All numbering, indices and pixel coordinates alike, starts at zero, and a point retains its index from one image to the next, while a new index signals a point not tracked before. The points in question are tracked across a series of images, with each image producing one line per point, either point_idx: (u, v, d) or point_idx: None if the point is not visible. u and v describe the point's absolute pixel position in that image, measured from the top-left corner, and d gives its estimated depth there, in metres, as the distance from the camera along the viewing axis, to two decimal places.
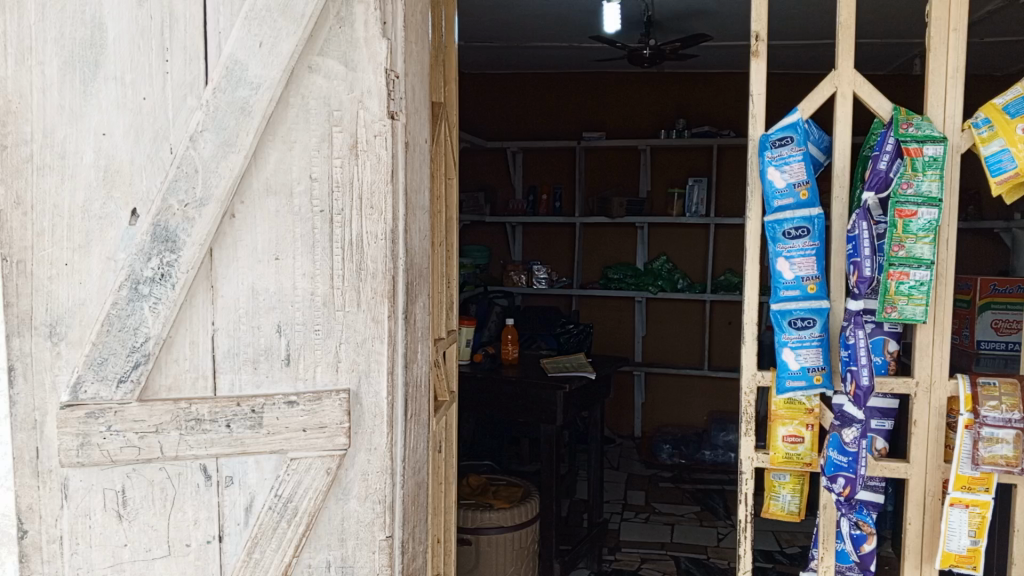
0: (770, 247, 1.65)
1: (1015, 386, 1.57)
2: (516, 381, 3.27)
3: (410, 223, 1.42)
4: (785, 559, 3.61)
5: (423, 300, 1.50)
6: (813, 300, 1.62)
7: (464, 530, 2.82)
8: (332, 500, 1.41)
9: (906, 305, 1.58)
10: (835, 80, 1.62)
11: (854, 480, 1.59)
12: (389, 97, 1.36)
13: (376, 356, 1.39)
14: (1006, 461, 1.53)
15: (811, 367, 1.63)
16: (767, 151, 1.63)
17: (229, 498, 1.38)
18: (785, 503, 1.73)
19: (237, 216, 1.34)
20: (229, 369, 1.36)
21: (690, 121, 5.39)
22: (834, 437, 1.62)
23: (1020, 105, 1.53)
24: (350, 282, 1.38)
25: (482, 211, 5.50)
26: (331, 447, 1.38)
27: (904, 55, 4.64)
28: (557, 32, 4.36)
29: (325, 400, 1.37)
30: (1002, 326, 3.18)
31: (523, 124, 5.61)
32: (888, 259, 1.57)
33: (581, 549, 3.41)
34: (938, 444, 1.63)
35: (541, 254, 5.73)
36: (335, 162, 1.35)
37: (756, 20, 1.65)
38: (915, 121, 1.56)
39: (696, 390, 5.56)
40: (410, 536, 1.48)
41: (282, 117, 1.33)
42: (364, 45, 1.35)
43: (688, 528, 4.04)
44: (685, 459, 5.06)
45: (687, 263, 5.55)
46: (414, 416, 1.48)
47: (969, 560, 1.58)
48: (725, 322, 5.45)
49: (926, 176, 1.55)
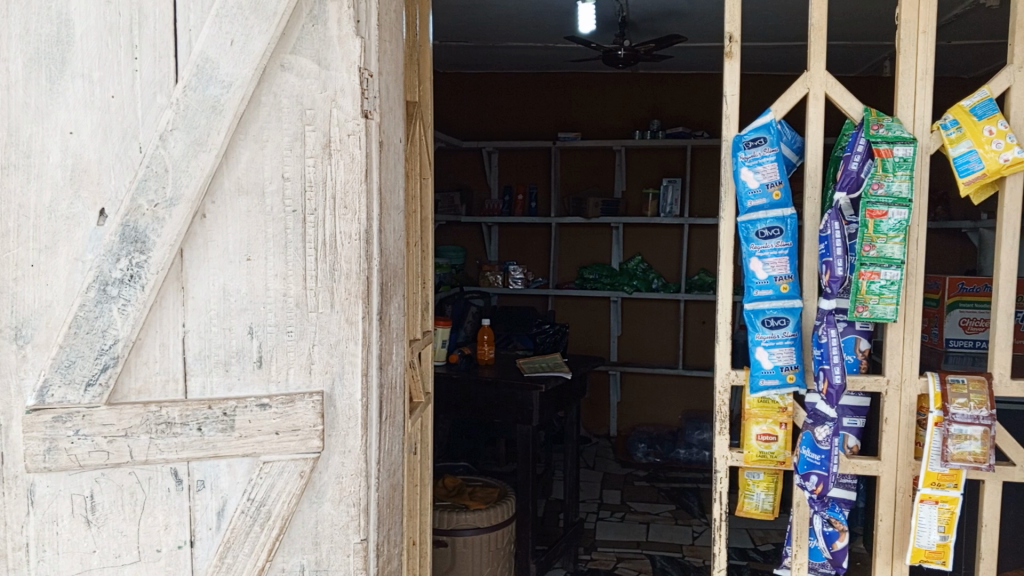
0: (743, 247, 1.66)
1: (983, 383, 1.59)
2: (492, 382, 3.26)
3: (385, 223, 1.41)
4: (759, 556, 3.64)
5: (398, 301, 1.49)
6: (786, 300, 1.63)
7: (440, 531, 2.81)
8: (306, 503, 1.39)
9: (877, 304, 1.59)
10: (808, 82, 1.63)
11: (826, 478, 1.63)
12: (363, 96, 1.35)
13: (350, 357, 1.38)
14: (974, 457, 1.55)
15: (784, 366, 1.64)
16: (740, 151, 1.64)
17: (201, 503, 1.36)
18: (759, 501, 1.75)
19: (208, 216, 1.32)
20: (201, 371, 1.34)
21: (665, 122, 5.42)
22: (807, 435, 1.65)
23: (987, 107, 1.56)
24: (323, 283, 1.36)
25: (457, 211, 5.49)
26: (304, 451, 1.37)
27: (875, 57, 4.70)
28: (532, 32, 4.35)
29: (298, 402, 1.36)
30: (970, 324, 3.24)
31: (499, 124, 5.60)
32: (859, 258, 1.58)
33: (557, 549, 3.41)
34: (908, 441, 1.66)
35: (516, 254, 5.73)
36: (307, 161, 1.34)
37: (730, 21, 1.65)
38: (886, 122, 1.59)
39: (672, 390, 5.59)
40: (385, 538, 1.47)
41: (254, 116, 1.32)
42: (337, 43, 1.34)
43: (664, 526, 4.06)
44: (660, 458, 5.09)
45: (661, 263, 5.58)
46: (389, 417, 1.47)
47: (939, 555, 1.60)
48: (700, 321, 5.49)
49: (897, 177, 1.57)
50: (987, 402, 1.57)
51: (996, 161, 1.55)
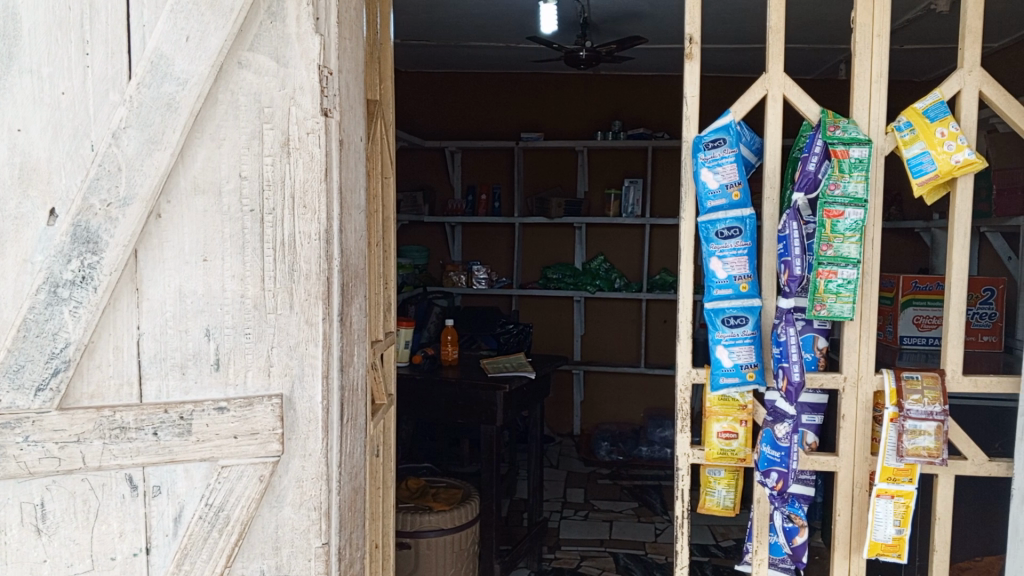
0: (703, 247, 1.67)
1: (935, 379, 1.63)
2: (456, 382, 3.25)
3: (345, 223, 1.39)
4: (721, 552, 3.69)
5: (359, 301, 1.48)
6: (745, 299, 1.65)
7: (403, 534, 2.79)
8: (265, 508, 1.37)
9: (834, 302, 1.62)
10: (766, 83, 1.65)
11: (786, 474, 1.64)
12: (323, 94, 1.33)
13: (310, 360, 1.36)
14: (928, 452, 1.59)
15: (744, 364, 1.66)
16: (700, 152, 1.65)
17: (157, 509, 1.33)
18: (720, 498, 1.77)
19: (164, 216, 1.29)
20: (156, 375, 1.31)
21: (626, 123, 5.46)
22: (767, 433, 1.66)
23: (938, 110, 1.60)
24: (282, 283, 1.34)
25: (420, 210, 5.44)
26: (263, 454, 1.34)
27: (830, 60, 4.79)
28: (495, 32, 4.35)
29: (257, 406, 1.33)
30: (923, 322, 3.33)
31: (461, 123, 5.58)
32: (817, 258, 1.61)
33: (521, 549, 3.41)
34: (865, 437, 1.68)
35: (479, 254, 5.72)
36: (265, 160, 1.31)
37: (690, 22, 1.66)
38: (842, 123, 1.61)
39: (634, 388, 5.63)
40: (347, 542, 1.45)
41: (211, 114, 1.29)
42: (296, 40, 1.31)
43: (626, 524, 4.09)
44: (623, 455, 5.12)
45: (623, 263, 5.62)
46: (351, 420, 1.45)
47: (894, 549, 1.63)
48: (661, 320, 5.54)
49: (853, 177, 1.60)
50: (940, 398, 1.61)
51: (948, 163, 1.58)
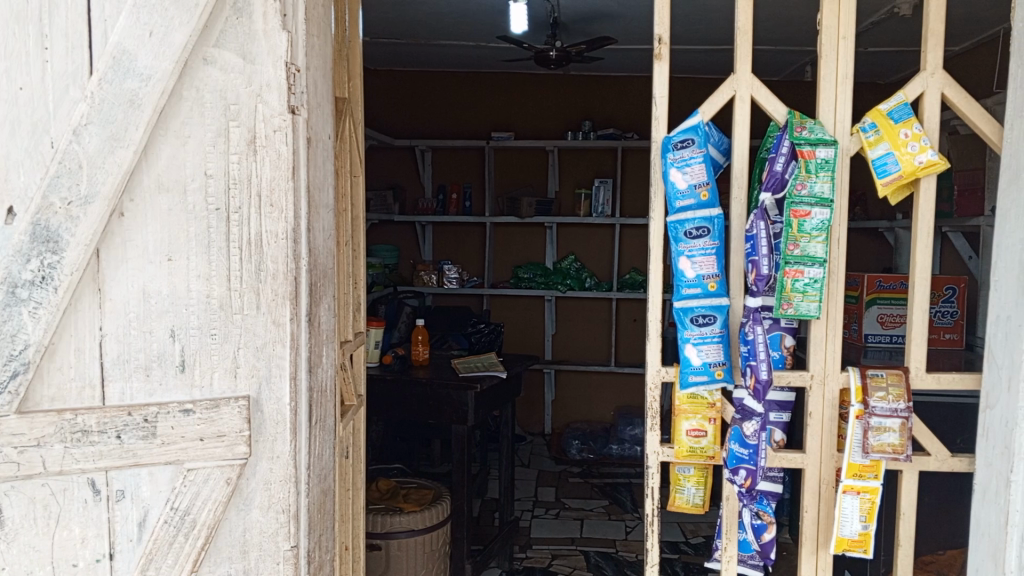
0: (672, 247, 1.68)
1: (900, 376, 1.65)
2: (426, 382, 3.23)
3: (313, 222, 1.38)
4: (690, 549, 3.72)
5: (328, 302, 1.46)
6: (713, 298, 1.66)
7: (374, 535, 2.77)
8: (233, 511, 1.35)
9: (801, 301, 1.64)
10: (734, 84, 1.66)
11: (754, 472, 1.65)
12: (290, 91, 1.31)
13: (277, 361, 1.34)
14: (893, 448, 1.62)
15: (712, 362, 1.67)
16: (669, 152, 1.66)
17: (120, 513, 1.30)
18: (690, 496, 1.78)
19: (126, 214, 1.26)
20: (119, 377, 1.28)
21: (596, 123, 5.48)
22: (735, 430, 1.66)
23: (903, 111, 1.61)
24: (248, 283, 1.32)
25: (390, 209, 5.39)
26: (230, 457, 1.32)
27: (797, 61, 4.85)
28: (465, 31, 4.34)
29: (223, 407, 1.31)
30: (888, 320, 3.39)
31: (431, 122, 5.56)
32: (784, 257, 1.62)
33: (493, 548, 3.40)
34: (832, 434, 1.70)
35: (450, 253, 5.70)
36: (231, 158, 1.29)
37: (659, 23, 1.67)
38: (809, 124, 1.63)
39: (604, 387, 5.66)
40: (316, 544, 1.43)
41: (175, 110, 1.27)
42: (263, 37, 1.29)
43: (597, 522, 4.11)
44: (594, 454, 5.15)
45: (594, 263, 5.65)
46: (320, 421, 1.44)
47: (861, 544, 1.65)
48: (631, 319, 5.57)
49: (819, 178, 1.62)
50: (905, 395, 1.63)
51: (912, 163, 1.61)
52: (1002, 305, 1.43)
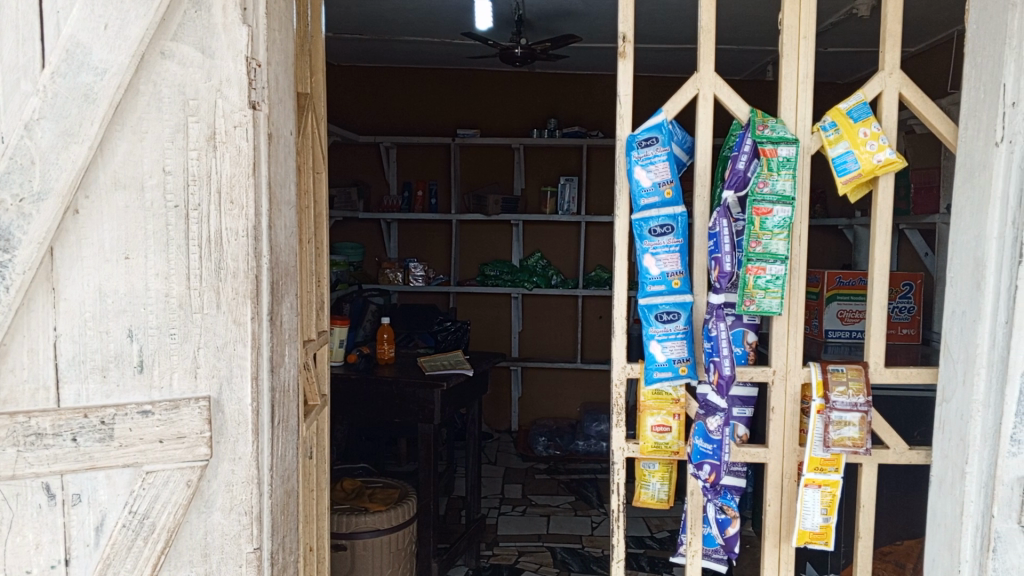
0: (637, 244, 1.69)
1: (860, 371, 1.68)
2: (392, 380, 3.21)
3: (274, 219, 1.35)
4: (655, 543, 3.76)
5: (290, 300, 1.44)
6: (677, 295, 1.67)
7: (339, 535, 2.74)
8: (194, 513, 1.33)
9: (763, 298, 1.66)
10: (697, 82, 1.67)
11: (718, 467, 1.67)
12: (251, 86, 1.28)
13: (238, 361, 1.31)
14: (852, 442, 1.64)
15: (676, 359, 1.68)
16: (633, 151, 1.66)
17: (77, 518, 1.27)
18: (655, 491, 1.79)
19: (82, 211, 1.23)
20: (74, 379, 1.25)
21: (562, 121, 5.50)
22: (700, 426, 1.68)
23: (862, 110, 1.64)
24: (208, 282, 1.29)
25: (355, 206, 5.34)
26: (191, 459, 1.30)
27: (759, 61, 4.91)
28: (429, 27, 4.31)
29: (183, 408, 1.29)
30: (847, 316, 3.46)
31: (396, 119, 5.52)
32: (746, 254, 1.64)
33: (460, 546, 3.39)
34: (793, 428, 1.73)
35: (416, 251, 5.67)
36: (190, 154, 1.27)
37: (624, 20, 1.67)
38: (770, 123, 1.65)
39: (571, 383, 5.68)
40: (279, 545, 1.41)
41: (132, 105, 1.24)
42: (222, 31, 1.27)
43: (563, 518, 4.12)
44: (560, 450, 5.17)
45: (560, 260, 5.67)
46: (282, 422, 1.41)
47: (822, 536, 1.68)
48: (597, 316, 5.60)
49: (781, 175, 1.63)
50: (864, 389, 1.66)
51: (871, 161, 1.63)
52: (957, 301, 1.46)
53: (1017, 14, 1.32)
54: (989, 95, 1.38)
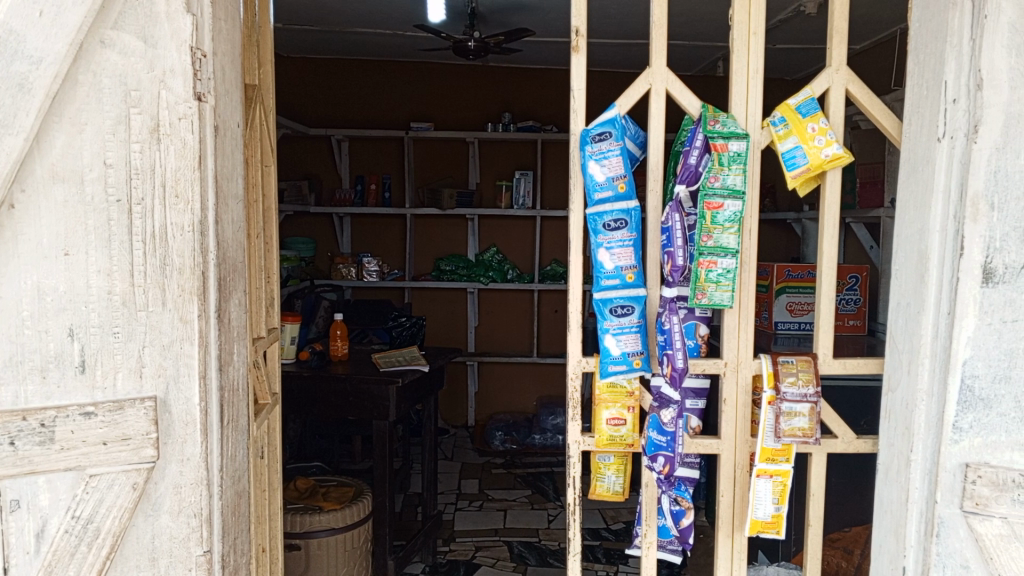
0: (591, 238, 1.69)
1: (809, 362, 1.71)
2: (346, 378, 3.16)
3: (221, 213, 1.32)
4: (611, 535, 3.80)
5: (238, 297, 1.40)
6: (631, 289, 1.68)
7: (292, 535, 2.70)
8: (140, 517, 1.29)
9: (715, 291, 1.68)
10: (650, 77, 1.68)
11: (672, 458, 1.68)
12: (196, 77, 1.25)
13: (185, 360, 1.28)
14: (802, 432, 1.67)
15: (631, 352, 1.69)
16: (587, 145, 1.66)
17: (16, 525, 1.23)
18: (610, 484, 1.80)
19: (17, 206, 1.19)
20: (12, 380, 1.21)
21: (516, 115, 5.50)
22: (654, 418, 1.69)
23: (810, 105, 1.66)
24: (153, 278, 1.25)
25: (306, 200, 5.25)
26: (136, 461, 1.26)
27: (710, 57, 4.98)
28: (382, 19, 4.27)
29: (128, 409, 1.25)
30: (797, 308, 3.53)
31: (348, 112, 5.45)
32: (698, 248, 1.66)
33: (417, 543, 3.37)
34: (745, 419, 1.75)
35: (369, 245, 5.60)
36: (132, 146, 1.22)
37: (576, 14, 1.66)
38: (721, 117, 1.66)
39: (527, 377, 5.69)
40: (231, 548, 1.37)
41: (70, 96, 1.20)
42: (165, 20, 1.23)
43: (520, 512, 4.13)
44: (517, 444, 5.19)
45: (515, 254, 5.68)
46: (232, 422, 1.38)
47: (773, 525, 1.71)
48: (553, 310, 5.63)
49: (731, 170, 1.65)
50: (813, 379, 1.69)
51: (819, 156, 1.66)
52: (902, 293, 1.50)
53: (958, 11, 1.35)
54: (932, 91, 1.41)
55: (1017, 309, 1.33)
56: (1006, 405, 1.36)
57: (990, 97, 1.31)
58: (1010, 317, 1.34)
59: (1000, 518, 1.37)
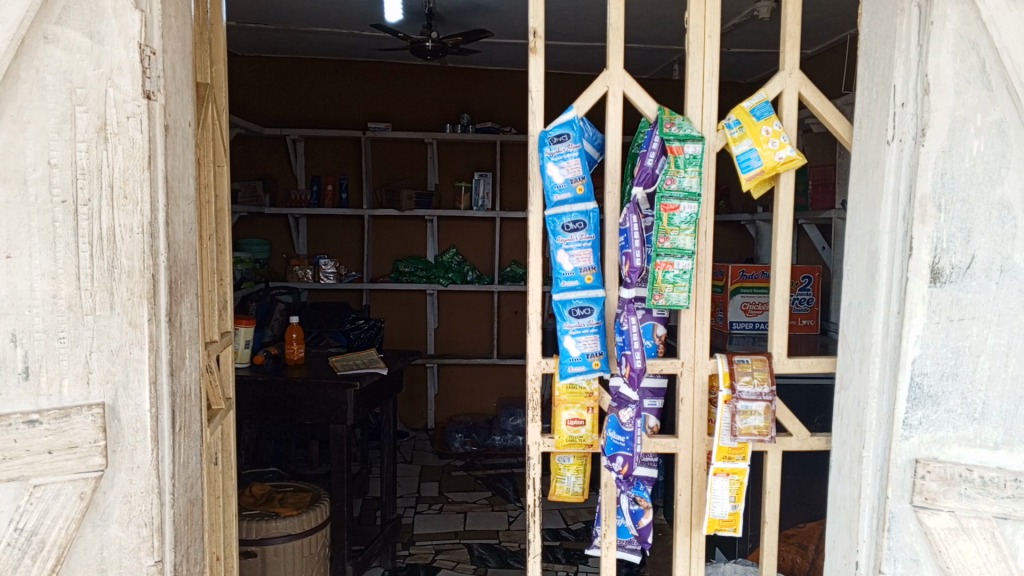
0: (550, 240, 1.69)
1: (764, 361, 1.73)
2: (302, 382, 3.12)
3: (172, 214, 1.29)
4: (571, 535, 3.81)
5: (190, 300, 1.37)
6: (590, 290, 1.69)
7: (248, 542, 2.66)
8: (88, 527, 1.25)
9: (671, 292, 1.69)
10: (607, 80, 1.68)
11: (631, 458, 1.69)
12: (144, 75, 1.21)
13: (135, 365, 1.24)
14: (758, 430, 1.69)
15: (590, 353, 1.70)
16: (546, 147, 1.66)
17: None
18: (570, 484, 1.81)
19: None
20: None
21: (474, 117, 5.50)
22: (612, 418, 1.70)
23: (764, 109, 1.68)
24: (100, 282, 1.21)
25: (260, 201, 5.14)
26: (84, 470, 1.23)
27: (666, 60, 5.04)
28: (339, 18, 4.23)
29: (74, 416, 1.21)
30: (751, 308, 3.60)
31: (303, 111, 5.37)
32: (655, 250, 1.67)
33: (376, 548, 3.33)
34: (701, 418, 1.76)
35: (326, 247, 5.53)
36: (78, 146, 1.19)
37: (534, 16, 1.66)
38: (678, 120, 1.68)
39: (486, 378, 5.69)
40: (183, 557, 1.34)
41: (11, 94, 1.16)
42: (113, 16, 1.19)
43: (480, 514, 4.13)
44: (477, 446, 5.18)
45: (474, 255, 5.68)
46: (184, 428, 1.35)
47: (730, 523, 1.72)
48: (513, 311, 5.64)
49: (687, 173, 1.67)
50: (768, 378, 1.72)
51: (773, 159, 1.68)
52: (854, 293, 1.53)
53: (906, 17, 1.38)
54: (881, 95, 1.44)
55: (963, 307, 1.37)
56: (954, 402, 1.39)
57: (936, 101, 1.35)
58: (957, 316, 1.37)
59: (947, 511, 1.40)
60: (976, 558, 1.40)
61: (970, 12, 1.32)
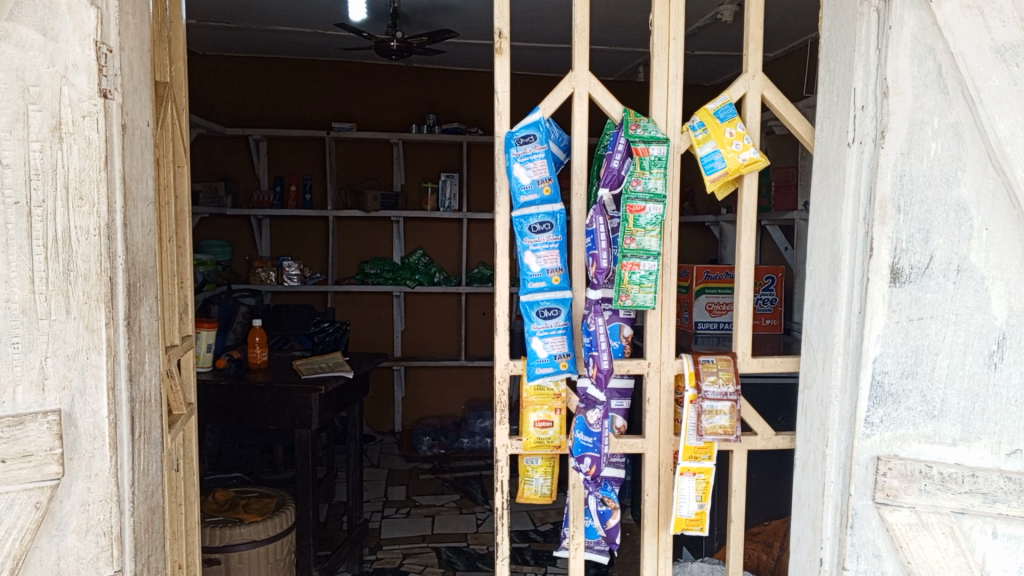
0: (517, 241, 1.69)
1: (728, 361, 1.75)
2: (266, 386, 3.08)
3: (130, 216, 1.26)
4: (539, 536, 3.81)
5: (149, 304, 1.34)
6: (557, 291, 1.69)
7: (211, 549, 2.61)
8: (44, 538, 1.22)
9: (638, 293, 1.70)
10: (573, 81, 1.68)
11: (599, 459, 1.69)
12: (101, 73, 1.18)
13: (92, 370, 1.21)
14: (724, 430, 1.69)
15: (558, 354, 1.69)
16: (512, 148, 1.66)
17: None
18: (538, 487, 1.80)
19: None
20: None
21: (440, 118, 5.48)
22: (580, 419, 1.70)
23: (727, 110, 1.70)
24: (56, 284, 1.18)
25: (222, 202, 5.07)
26: (39, 479, 1.19)
27: (631, 62, 5.07)
28: (301, 17, 4.19)
29: (29, 424, 1.18)
30: (715, 308, 3.64)
31: (266, 110, 5.30)
32: (621, 251, 1.67)
33: (343, 553, 3.29)
34: (667, 418, 1.78)
35: (289, 248, 5.47)
36: (32, 146, 1.15)
37: (499, 16, 1.66)
38: (643, 122, 1.68)
39: (454, 380, 5.68)
40: (144, 565, 1.31)
41: None
42: (67, 12, 1.16)
43: (448, 517, 4.11)
44: (444, 449, 5.16)
45: (441, 257, 5.66)
46: (144, 434, 1.32)
47: (697, 522, 1.73)
48: (480, 313, 5.64)
49: (653, 174, 1.67)
50: (732, 378, 1.73)
51: (736, 160, 1.70)
52: (817, 292, 1.55)
53: (865, 22, 1.40)
54: (842, 98, 1.46)
55: (922, 307, 1.39)
56: (914, 400, 1.41)
57: (895, 104, 1.37)
58: (916, 315, 1.39)
59: (908, 507, 1.43)
60: (935, 553, 1.43)
61: (926, 17, 1.35)
